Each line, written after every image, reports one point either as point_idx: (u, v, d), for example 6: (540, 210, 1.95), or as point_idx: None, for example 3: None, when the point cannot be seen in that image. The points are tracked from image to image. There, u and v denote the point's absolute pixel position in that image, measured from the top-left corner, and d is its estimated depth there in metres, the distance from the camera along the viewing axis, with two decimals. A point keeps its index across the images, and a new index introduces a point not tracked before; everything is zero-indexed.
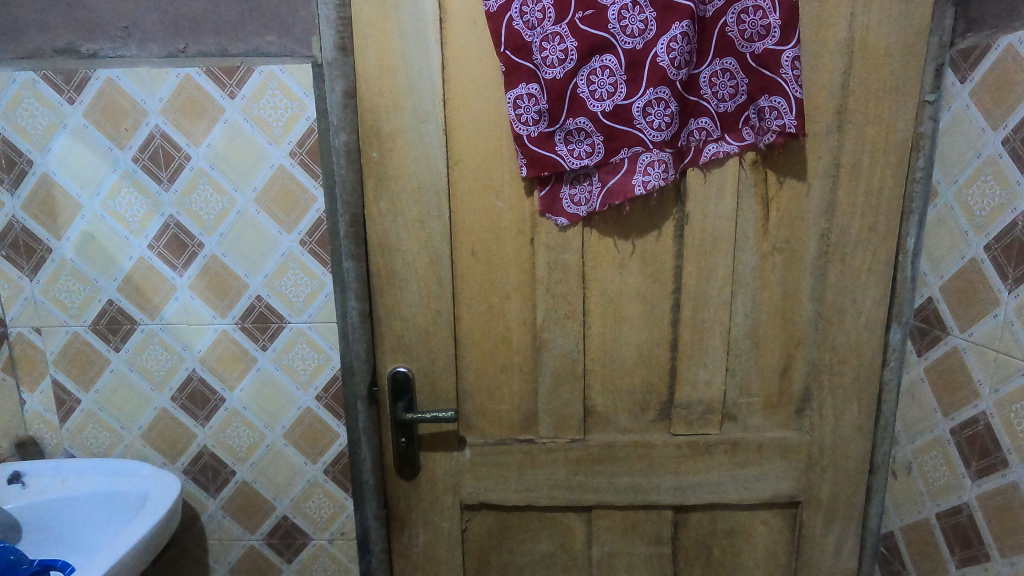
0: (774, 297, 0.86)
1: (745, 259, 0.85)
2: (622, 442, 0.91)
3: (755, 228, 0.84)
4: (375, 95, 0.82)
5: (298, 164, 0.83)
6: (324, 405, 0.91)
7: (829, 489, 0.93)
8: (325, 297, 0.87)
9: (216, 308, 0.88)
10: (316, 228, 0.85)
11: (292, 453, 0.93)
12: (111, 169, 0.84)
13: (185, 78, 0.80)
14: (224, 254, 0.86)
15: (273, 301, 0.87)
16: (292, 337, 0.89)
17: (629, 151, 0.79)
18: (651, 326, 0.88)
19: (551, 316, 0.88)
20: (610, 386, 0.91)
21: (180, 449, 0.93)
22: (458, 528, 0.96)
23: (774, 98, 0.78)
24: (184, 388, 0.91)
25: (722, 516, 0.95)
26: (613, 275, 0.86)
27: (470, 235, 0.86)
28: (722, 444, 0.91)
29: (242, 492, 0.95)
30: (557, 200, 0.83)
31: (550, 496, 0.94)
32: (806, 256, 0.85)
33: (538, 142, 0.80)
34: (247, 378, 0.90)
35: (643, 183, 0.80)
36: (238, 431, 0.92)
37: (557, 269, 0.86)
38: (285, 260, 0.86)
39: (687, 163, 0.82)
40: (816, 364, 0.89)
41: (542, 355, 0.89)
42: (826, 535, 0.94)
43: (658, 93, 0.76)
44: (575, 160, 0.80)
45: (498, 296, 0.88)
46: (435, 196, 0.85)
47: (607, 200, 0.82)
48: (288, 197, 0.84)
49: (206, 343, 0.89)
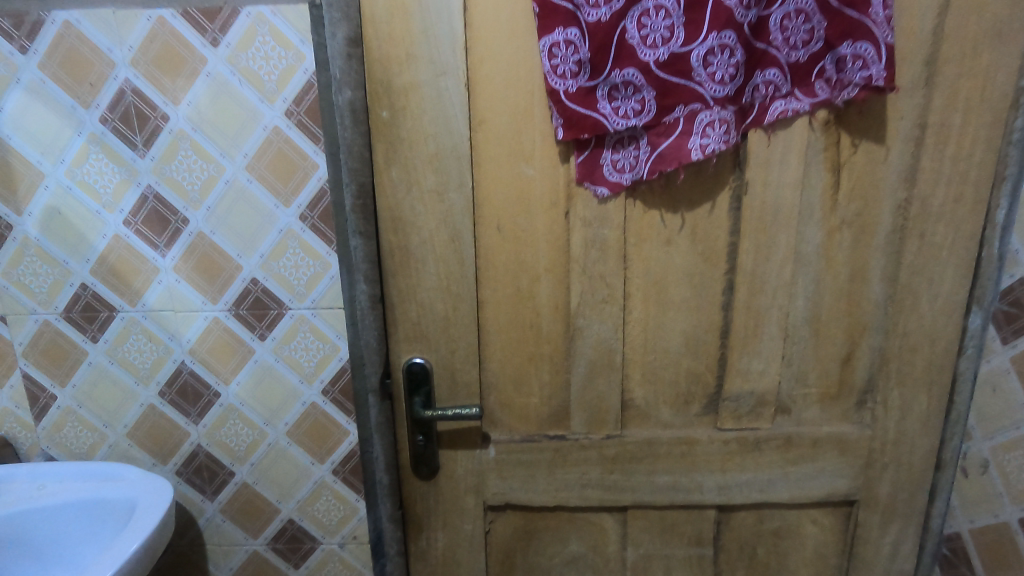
0: (840, 277, 0.77)
1: (810, 235, 0.75)
2: (663, 438, 0.83)
3: (823, 200, 0.74)
4: (384, 43, 0.70)
5: (295, 125, 0.71)
6: (332, 399, 0.82)
7: (889, 487, 0.84)
8: (330, 280, 0.77)
9: (205, 293, 0.78)
10: (318, 201, 0.74)
11: (296, 453, 0.84)
12: (76, 133, 0.72)
13: (159, 22, 0.68)
14: (214, 232, 0.75)
15: (271, 284, 0.77)
16: (294, 324, 0.79)
17: (684, 108, 0.67)
18: (700, 311, 0.78)
19: (587, 300, 0.78)
20: (651, 377, 0.81)
21: (171, 450, 0.84)
22: (481, 530, 0.88)
23: (858, 44, 0.66)
24: (172, 382, 0.81)
25: (770, 516, 0.87)
26: (658, 254, 0.76)
27: (496, 209, 0.75)
28: (774, 440, 0.82)
29: (243, 494, 0.86)
30: (597, 166, 0.72)
31: (582, 496, 0.85)
32: (878, 231, 0.75)
33: (577, 99, 0.68)
34: (244, 371, 0.81)
35: (700, 147, 0.68)
36: (235, 429, 0.83)
37: (594, 247, 0.76)
38: (283, 238, 0.75)
39: (749, 123, 0.70)
40: (882, 351, 0.79)
41: (575, 343, 0.80)
42: (882, 536, 0.86)
43: (723, 39, 0.64)
44: (620, 120, 0.68)
45: (526, 278, 0.77)
46: (455, 163, 0.73)
47: (656, 166, 0.70)
48: (285, 164, 0.72)
49: (196, 332, 0.79)
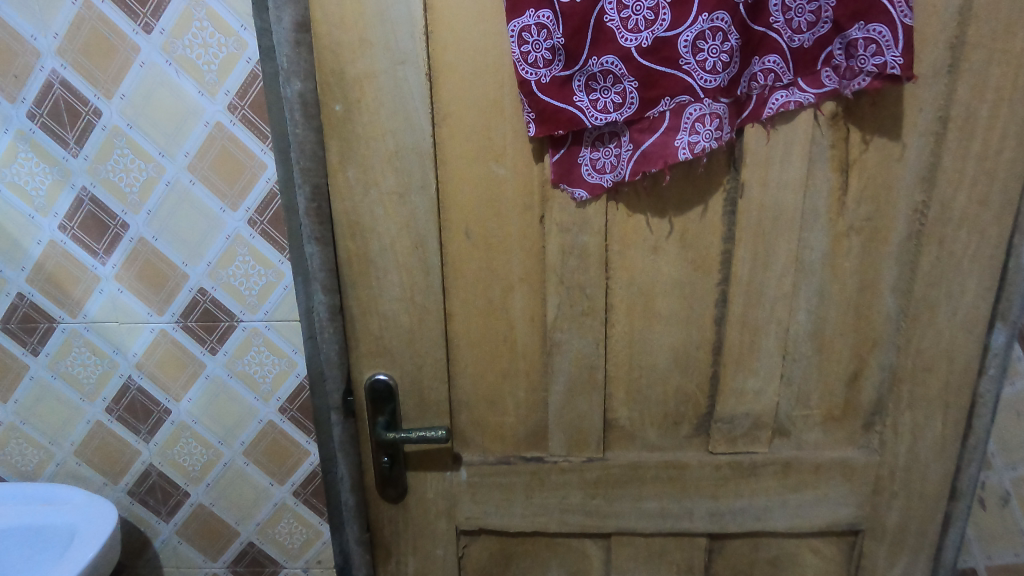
0: (847, 289, 0.69)
1: (813, 242, 0.67)
2: (650, 461, 0.76)
3: (829, 203, 0.66)
4: (335, 27, 0.62)
5: (240, 121, 0.64)
6: (290, 418, 0.76)
7: (898, 517, 0.77)
8: (284, 290, 0.70)
9: (149, 304, 0.71)
10: (268, 204, 0.67)
11: (254, 473, 0.78)
12: (2, 129, 0.65)
13: (85, 6, 0.61)
14: (156, 238, 0.69)
15: (220, 295, 0.71)
16: (247, 338, 0.72)
17: (671, 101, 0.59)
18: (690, 324, 0.71)
19: (565, 312, 0.71)
20: (637, 396, 0.74)
21: (123, 469, 0.78)
22: (454, 555, 0.82)
23: (871, 27, 0.57)
24: (120, 398, 0.75)
25: (767, 544, 0.80)
26: (644, 262, 0.69)
27: (464, 213, 0.68)
28: (772, 465, 0.75)
29: (200, 516, 0.80)
30: (574, 166, 0.64)
31: (562, 521, 0.79)
32: (891, 238, 0.67)
33: (550, 91, 0.60)
34: (195, 387, 0.75)
35: (688, 145, 0.60)
36: (189, 448, 0.78)
37: (573, 255, 0.68)
38: (232, 244, 0.69)
39: (746, 117, 0.62)
40: (893, 370, 0.71)
41: (553, 359, 0.73)
42: (889, 568, 0.79)
43: (714, 21, 0.57)
44: (599, 114, 0.60)
45: (499, 288, 0.70)
46: (418, 161, 0.66)
47: (639, 166, 0.62)
48: (229, 164, 0.66)
49: (143, 345, 0.73)
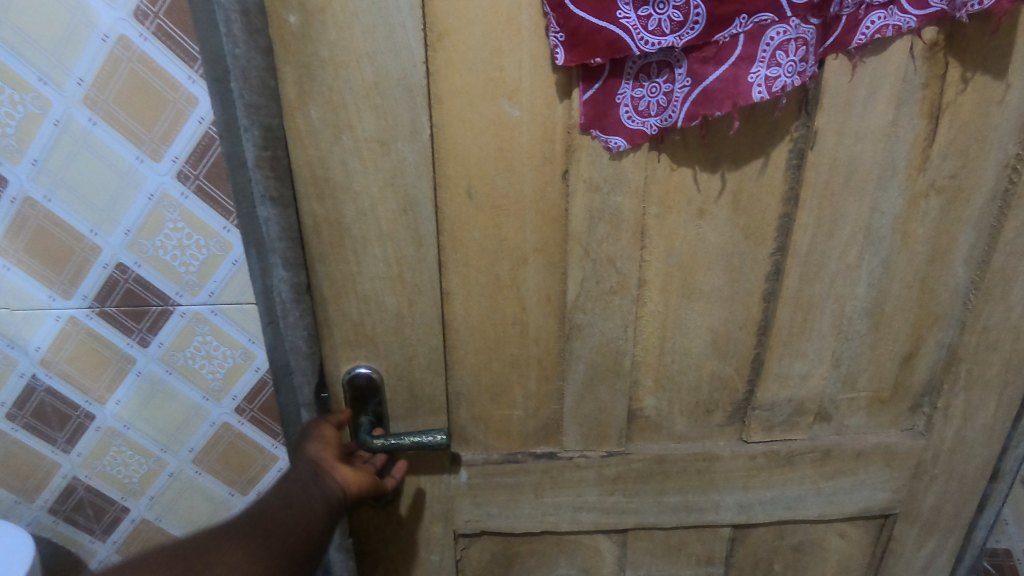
0: (916, 259, 0.59)
1: (886, 204, 0.56)
2: (677, 454, 0.66)
3: (912, 155, 0.54)
4: None
5: (155, 36, 0.46)
6: (251, 420, 0.63)
7: (933, 499, 0.71)
8: (231, 266, 0.55)
9: (51, 285, 0.54)
10: (204, 152, 0.50)
11: (208, 484, 0.66)
12: None
13: None
14: (49, 198, 0.51)
15: (146, 272, 0.54)
16: (188, 326, 0.57)
17: (748, 21, 0.45)
18: (735, 302, 0.60)
19: (589, 290, 0.58)
20: (667, 384, 0.64)
21: (38, 484, 0.63)
22: (450, 559, 0.72)
23: None
24: (24, 403, 0.59)
25: (792, 531, 0.73)
26: (689, 229, 0.56)
27: (465, 165, 0.53)
28: (811, 454, 0.67)
29: (144, 532, 0.67)
30: (611, 106, 0.50)
31: (575, 520, 0.70)
32: (973, 199, 0.56)
33: (587, 2, 0.45)
34: (124, 386, 0.60)
35: (764, 82, 0.47)
36: (122, 458, 0.63)
37: (603, 219, 0.55)
38: (156, 206, 0.52)
39: (831, 44, 0.48)
40: (952, 349, 0.63)
41: (572, 345, 0.61)
42: (916, 549, 0.75)
43: None
44: (652, 37, 0.46)
45: (509, 262, 0.57)
46: (405, 97, 0.50)
47: (698, 109, 0.48)
48: (145, 97, 0.48)
49: (48, 338, 0.56)
